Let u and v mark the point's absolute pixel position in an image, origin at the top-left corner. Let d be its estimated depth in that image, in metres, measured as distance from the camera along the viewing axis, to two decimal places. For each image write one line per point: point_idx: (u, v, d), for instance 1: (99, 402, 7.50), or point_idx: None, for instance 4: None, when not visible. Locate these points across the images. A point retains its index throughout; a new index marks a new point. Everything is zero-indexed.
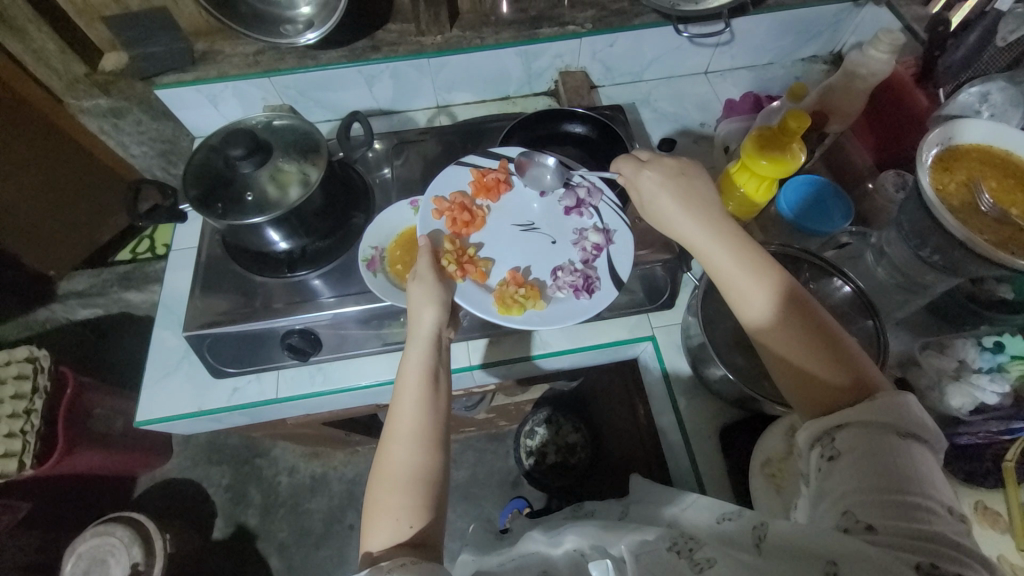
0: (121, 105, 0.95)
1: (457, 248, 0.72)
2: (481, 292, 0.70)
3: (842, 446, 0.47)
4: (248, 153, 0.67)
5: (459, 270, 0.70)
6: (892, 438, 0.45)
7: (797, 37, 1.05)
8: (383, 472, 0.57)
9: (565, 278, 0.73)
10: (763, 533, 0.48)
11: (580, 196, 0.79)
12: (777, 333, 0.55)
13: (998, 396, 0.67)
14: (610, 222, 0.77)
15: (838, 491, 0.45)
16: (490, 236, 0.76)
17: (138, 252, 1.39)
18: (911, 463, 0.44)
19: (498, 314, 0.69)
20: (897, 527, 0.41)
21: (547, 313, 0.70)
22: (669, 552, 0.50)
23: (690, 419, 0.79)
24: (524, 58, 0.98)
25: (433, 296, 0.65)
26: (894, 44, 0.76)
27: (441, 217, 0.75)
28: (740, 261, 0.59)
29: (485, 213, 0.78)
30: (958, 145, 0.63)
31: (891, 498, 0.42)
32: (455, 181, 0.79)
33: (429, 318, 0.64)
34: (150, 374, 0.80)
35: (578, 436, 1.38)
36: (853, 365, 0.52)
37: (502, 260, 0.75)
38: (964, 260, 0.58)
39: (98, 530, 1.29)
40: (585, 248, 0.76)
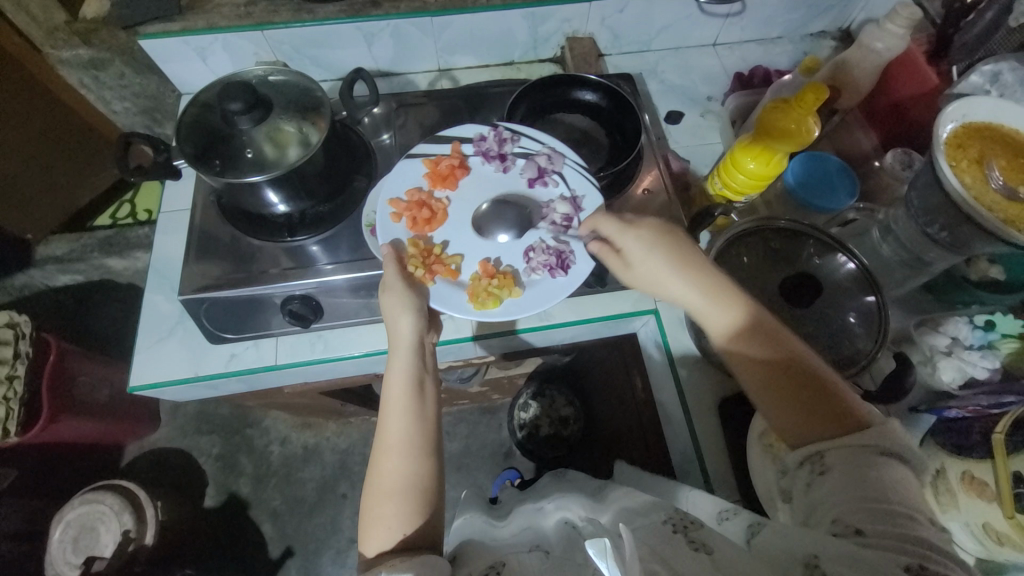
0: (104, 56, 0.89)
1: (422, 250, 0.67)
2: (454, 290, 0.66)
3: (829, 462, 0.49)
4: (247, 109, 0.63)
5: (427, 273, 0.65)
6: (874, 458, 0.48)
7: (807, 10, 1.03)
8: (375, 483, 0.57)
9: (537, 258, 0.67)
10: (757, 531, 0.50)
11: (541, 165, 0.72)
12: (755, 370, 0.57)
13: (988, 371, 0.71)
14: (577, 188, 0.72)
15: (826, 503, 0.47)
16: (455, 230, 0.70)
17: (118, 218, 1.35)
18: (891, 478, 0.46)
19: (473, 313, 0.65)
20: (885, 530, 0.42)
21: (523, 300, 0.66)
22: (664, 525, 0.52)
23: (690, 393, 0.80)
24: (531, 21, 0.94)
25: (407, 304, 0.63)
26: (912, 19, 0.74)
27: (399, 220, 0.69)
28: (718, 315, 0.60)
29: (446, 205, 0.71)
30: (972, 122, 0.63)
31: (875, 502, 0.44)
32: (408, 175, 0.72)
33: (406, 326, 0.63)
34: (142, 339, 0.77)
35: (571, 410, 1.40)
36: (833, 392, 0.53)
37: (472, 252, 0.69)
38: (973, 237, 0.59)
39: (88, 497, 1.28)
40: (555, 221, 0.70)
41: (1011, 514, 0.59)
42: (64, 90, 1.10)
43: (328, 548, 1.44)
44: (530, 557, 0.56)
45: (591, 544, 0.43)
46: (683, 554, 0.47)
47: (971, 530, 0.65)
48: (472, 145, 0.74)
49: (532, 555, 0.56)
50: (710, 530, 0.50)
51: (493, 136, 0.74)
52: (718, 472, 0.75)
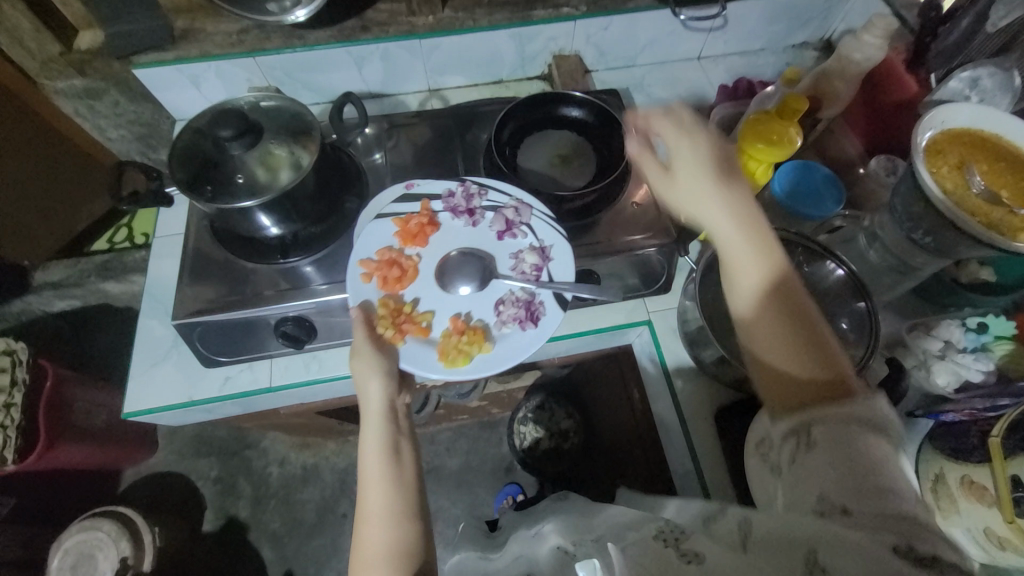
0: (98, 86, 0.91)
1: (393, 309, 0.66)
2: (425, 348, 0.66)
3: (815, 435, 0.48)
4: (238, 135, 0.64)
5: (397, 333, 0.65)
6: (863, 431, 0.47)
7: (788, 23, 1.05)
8: (359, 556, 0.55)
9: (507, 311, 0.68)
10: (747, 528, 0.47)
11: (508, 218, 0.73)
12: (765, 307, 0.55)
13: (983, 374, 0.71)
14: (545, 238, 0.73)
15: (811, 476, 0.47)
16: (427, 286, 0.70)
17: (116, 241, 1.37)
18: (879, 452, 0.46)
19: (444, 371, 0.64)
20: (871, 511, 0.42)
21: (494, 355, 0.66)
22: (656, 541, 0.50)
23: (686, 404, 0.80)
24: (518, 41, 0.96)
25: (375, 367, 0.63)
26: (888, 30, 0.76)
27: (370, 280, 0.68)
28: (752, 251, 0.57)
29: (417, 262, 0.71)
30: (950, 128, 0.64)
31: (861, 480, 0.44)
32: (377, 235, 0.72)
33: (375, 392, 0.63)
34: (137, 365, 0.78)
35: (571, 423, 1.39)
36: (829, 356, 0.53)
37: (443, 307, 0.69)
38: (956, 242, 0.60)
39: (85, 525, 1.26)
40: (525, 271, 0.71)
41: (1010, 518, 0.58)
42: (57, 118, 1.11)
43: (328, 571, 1.42)
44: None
45: (583, 567, 0.53)
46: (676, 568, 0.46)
47: (974, 537, 0.64)
48: (441, 201, 0.75)
49: None
50: (699, 534, 0.50)
51: (461, 192, 0.75)
52: (716, 483, 0.75)
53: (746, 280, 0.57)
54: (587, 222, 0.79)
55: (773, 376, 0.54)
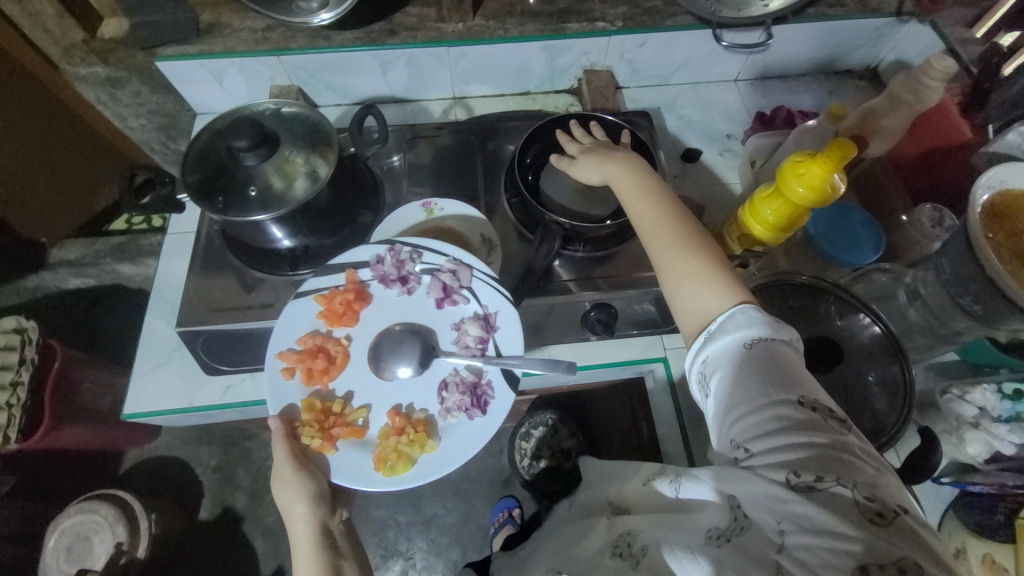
0: (120, 75, 0.88)
1: (319, 411, 0.62)
2: (360, 451, 0.61)
3: (714, 371, 0.51)
4: (253, 146, 0.62)
5: (325, 440, 0.60)
6: (746, 347, 0.50)
7: (834, 49, 1.00)
8: None
9: (451, 399, 0.63)
10: (679, 487, 0.56)
11: (445, 284, 0.67)
12: (660, 234, 0.61)
13: (1016, 446, 0.66)
14: (489, 302, 0.68)
15: (722, 421, 0.49)
16: (357, 375, 0.65)
17: (133, 223, 1.36)
18: (764, 363, 0.48)
19: (385, 481, 0.60)
20: (776, 446, 0.45)
21: (439, 452, 0.61)
22: (612, 557, 0.54)
23: (698, 448, 0.76)
24: (548, 54, 0.93)
25: (300, 490, 0.59)
26: (947, 73, 0.72)
27: (292, 374, 0.63)
28: (639, 194, 0.64)
29: (346, 345, 0.65)
30: (1010, 189, 0.59)
31: (768, 411, 0.46)
32: (299, 317, 0.66)
33: (303, 514, 0.59)
34: (140, 365, 0.77)
35: (574, 442, 1.36)
36: (723, 278, 0.56)
37: (379, 399, 0.64)
38: (1006, 313, 0.56)
39: (83, 506, 1.27)
40: (468, 345, 0.66)
41: None
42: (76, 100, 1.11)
43: None
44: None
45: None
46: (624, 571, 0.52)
47: None
48: (370, 268, 0.68)
49: None
50: (647, 531, 0.54)
51: (390, 257, 0.68)
52: None
53: (646, 232, 0.62)
54: (607, 251, 0.77)
55: (685, 309, 0.57)
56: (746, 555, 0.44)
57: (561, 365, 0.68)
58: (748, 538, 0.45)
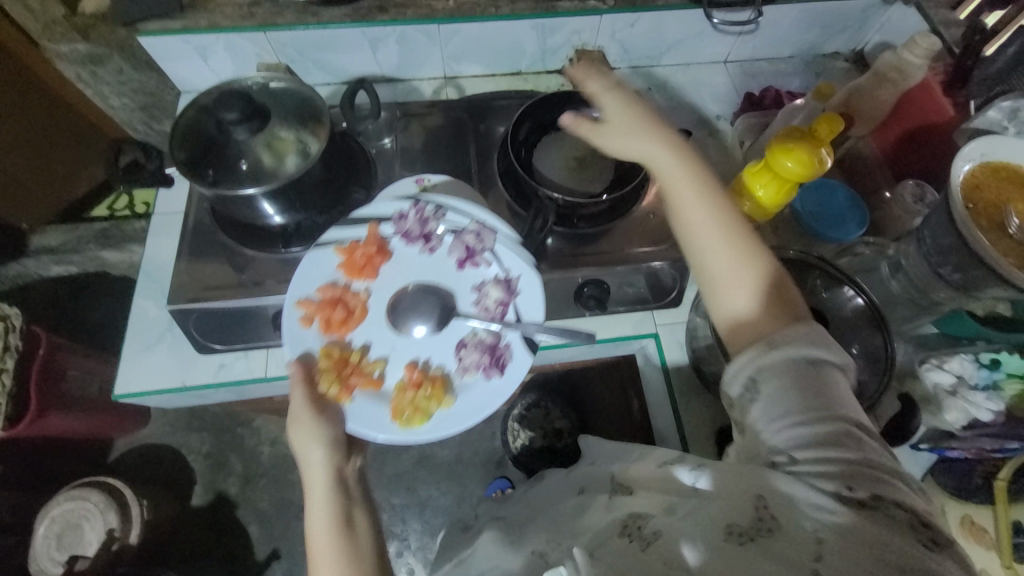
0: (102, 52, 0.87)
1: (337, 360, 0.63)
2: (375, 403, 0.63)
3: (767, 381, 0.51)
4: (244, 119, 0.60)
5: (342, 389, 0.62)
6: (806, 364, 0.50)
7: (821, 31, 1.01)
8: None
9: (469, 358, 0.65)
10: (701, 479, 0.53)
11: (469, 245, 0.68)
12: (716, 236, 0.58)
13: (992, 414, 0.69)
14: (512, 267, 0.68)
15: (766, 428, 0.50)
16: (376, 329, 0.66)
17: (116, 208, 1.36)
18: (820, 382, 0.50)
19: (398, 431, 0.62)
20: (822, 457, 0.46)
21: (454, 410, 0.63)
22: (620, 537, 0.51)
23: (688, 420, 0.78)
24: (540, 32, 0.93)
25: (317, 435, 0.59)
26: (930, 49, 0.74)
27: (311, 323, 0.64)
28: (694, 189, 0.61)
29: (365, 298, 0.67)
30: (990, 162, 0.61)
31: (815, 428, 0.47)
32: (321, 267, 0.67)
33: (319, 461, 0.58)
34: (130, 346, 0.76)
35: (566, 423, 1.39)
36: (781, 292, 0.56)
37: (396, 353, 0.65)
38: (984, 281, 0.58)
39: (73, 494, 1.26)
40: (487, 307, 0.67)
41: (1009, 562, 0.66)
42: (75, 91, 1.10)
43: None
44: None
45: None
46: (632, 554, 0.48)
47: None
48: (392, 224, 0.69)
49: None
50: (657, 516, 0.51)
51: (414, 214, 0.69)
52: None
53: (697, 236, 0.59)
54: (602, 228, 0.77)
55: (739, 317, 0.56)
56: (775, 557, 0.42)
57: (580, 335, 0.69)
58: (775, 543, 0.43)
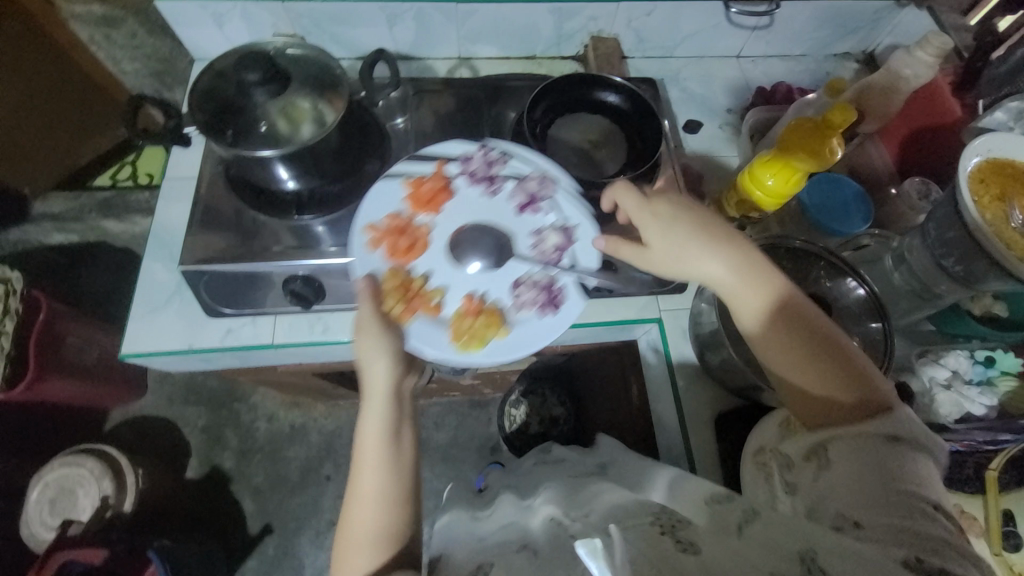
0: (117, 14, 0.91)
1: (402, 282, 0.63)
2: (435, 327, 0.63)
3: (832, 455, 0.51)
4: (264, 80, 0.62)
5: (406, 309, 0.62)
6: (879, 441, 0.49)
7: (834, 30, 1.02)
8: (351, 523, 0.55)
9: (527, 294, 0.65)
10: (751, 517, 0.47)
11: (532, 191, 0.70)
12: (773, 334, 0.57)
13: (986, 408, 0.71)
14: (570, 217, 0.70)
15: (833, 493, 0.49)
16: (437, 259, 0.66)
17: (119, 179, 1.33)
18: (900, 465, 0.47)
19: (457, 355, 0.62)
20: (885, 523, 0.43)
21: (510, 341, 0.64)
22: (654, 530, 0.49)
23: (688, 404, 0.79)
24: (557, 17, 0.93)
25: (382, 347, 0.58)
26: (942, 49, 0.75)
27: (376, 247, 0.65)
28: (748, 287, 0.59)
29: (428, 230, 0.67)
30: (997, 157, 0.63)
31: (881, 508, 0.45)
32: (387, 197, 0.68)
33: (381, 373, 0.58)
34: (138, 307, 0.76)
35: (563, 411, 1.37)
36: (861, 377, 0.53)
37: (455, 284, 0.66)
38: (988, 273, 0.59)
39: (69, 460, 1.27)
40: (545, 251, 0.68)
41: (998, 550, 0.67)
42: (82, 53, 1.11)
43: (307, 528, 1.43)
44: (517, 560, 0.55)
45: (586, 545, 0.46)
46: (670, 555, 0.45)
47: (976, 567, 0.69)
48: (458, 164, 0.71)
49: (521, 557, 0.54)
50: (698, 528, 0.49)
51: (481, 156, 0.71)
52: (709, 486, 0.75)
53: (759, 327, 0.58)
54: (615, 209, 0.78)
55: (814, 403, 0.55)
56: None
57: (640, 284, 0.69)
58: None
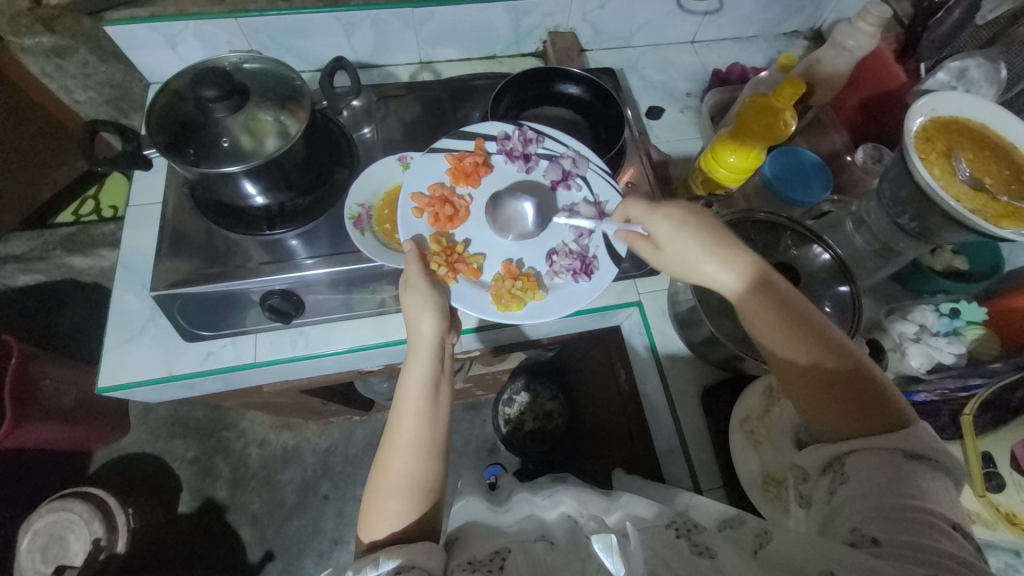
0: (66, 42, 0.87)
1: (445, 247, 0.68)
2: (475, 290, 0.67)
3: (850, 468, 0.49)
4: (223, 96, 0.61)
5: (449, 272, 0.66)
6: (898, 457, 0.47)
7: (782, 10, 1.05)
8: (382, 476, 0.58)
9: (561, 262, 0.69)
10: (764, 541, 0.50)
11: (565, 168, 0.74)
12: (783, 340, 0.56)
13: (955, 356, 0.73)
14: (601, 194, 0.75)
15: (847, 509, 0.47)
16: (478, 228, 0.71)
17: (82, 214, 1.30)
18: (917, 479, 0.45)
19: (498, 313, 0.66)
20: (903, 541, 0.42)
21: (546, 303, 0.68)
22: (668, 530, 0.53)
23: (674, 383, 0.81)
24: (513, 15, 0.94)
25: (429, 302, 0.63)
26: (882, 17, 0.78)
27: (421, 215, 0.69)
28: (750, 293, 0.58)
29: (468, 203, 0.72)
30: (940, 116, 0.66)
31: (902, 521, 0.43)
32: (431, 170, 0.72)
33: (429, 329, 0.63)
34: (112, 338, 0.75)
35: (555, 404, 1.40)
36: (871, 382, 0.52)
37: (494, 252, 0.71)
38: (941, 226, 0.62)
39: (55, 506, 1.22)
40: (578, 224, 0.73)
41: (982, 493, 0.65)
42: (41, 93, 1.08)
43: (309, 550, 1.40)
44: (536, 548, 0.55)
45: (598, 540, 0.48)
46: (688, 556, 0.49)
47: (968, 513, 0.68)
48: (496, 143, 0.75)
49: (538, 545, 0.55)
50: (712, 533, 0.52)
51: (518, 136, 0.75)
52: (701, 459, 0.76)
53: (763, 324, 0.57)
54: None
55: (822, 406, 0.53)
56: None
57: None
58: None
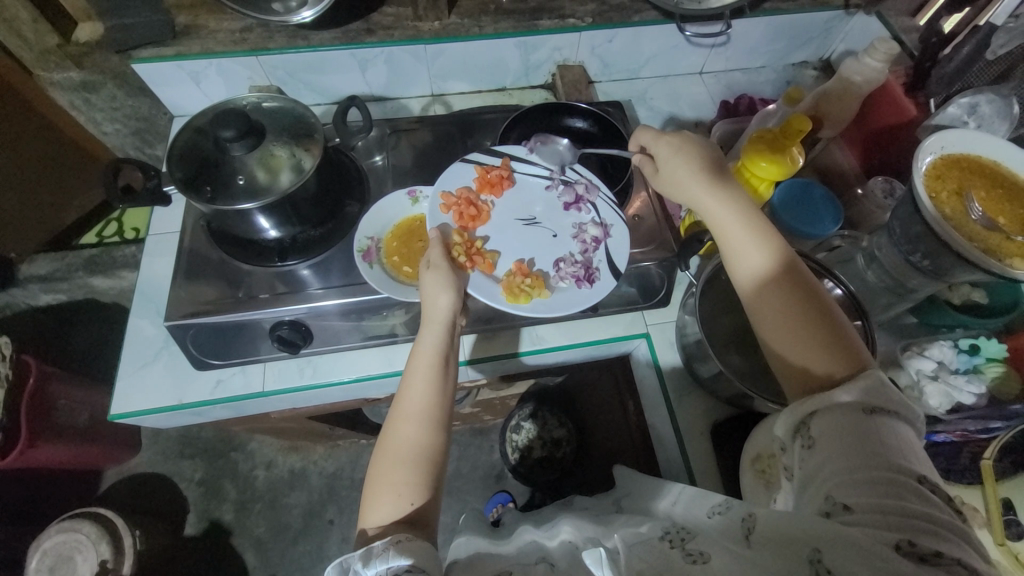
0: (95, 78, 0.90)
1: (466, 241, 0.71)
2: (489, 282, 0.69)
3: (817, 433, 0.47)
4: (240, 136, 0.63)
5: (468, 261, 0.69)
6: (860, 415, 0.45)
7: (789, 42, 1.06)
8: (388, 448, 0.57)
9: (566, 268, 0.72)
10: (752, 525, 0.46)
11: (578, 192, 0.77)
12: (764, 281, 0.57)
13: (975, 396, 0.70)
14: (607, 217, 0.76)
15: (819, 477, 0.45)
16: (496, 230, 0.75)
17: (104, 236, 1.33)
18: (890, 436, 0.44)
19: (506, 304, 0.68)
20: (876, 504, 0.40)
21: (551, 301, 0.70)
22: (661, 541, 0.49)
23: (683, 417, 0.79)
24: (523, 49, 0.96)
25: (447, 282, 0.64)
26: (890, 54, 0.79)
27: (447, 212, 0.73)
28: (741, 228, 0.60)
29: (490, 208, 0.76)
30: (950, 153, 0.66)
31: (876, 483, 0.41)
32: (459, 177, 0.77)
33: (444, 303, 0.64)
34: (125, 365, 0.76)
35: (564, 432, 1.38)
36: (840, 335, 0.53)
37: (508, 251, 0.73)
38: (953, 264, 0.61)
39: (64, 526, 1.23)
40: (584, 241, 0.75)
41: (1001, 540, 0.64)
42: (63, 119, 1.12)
43: None
44: (535, 569, 0.53)
45: (590, 554, 0.47)
46: (680, 567, 0.45)
47: None
48: (522, 162, 0.80)
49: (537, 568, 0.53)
50: (706, 539, 0.48)
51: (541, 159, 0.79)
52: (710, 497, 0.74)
53: (742, 257, 0.59)
54: None
55: (786, 350, 0.54)
56: None
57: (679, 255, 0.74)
58: None
